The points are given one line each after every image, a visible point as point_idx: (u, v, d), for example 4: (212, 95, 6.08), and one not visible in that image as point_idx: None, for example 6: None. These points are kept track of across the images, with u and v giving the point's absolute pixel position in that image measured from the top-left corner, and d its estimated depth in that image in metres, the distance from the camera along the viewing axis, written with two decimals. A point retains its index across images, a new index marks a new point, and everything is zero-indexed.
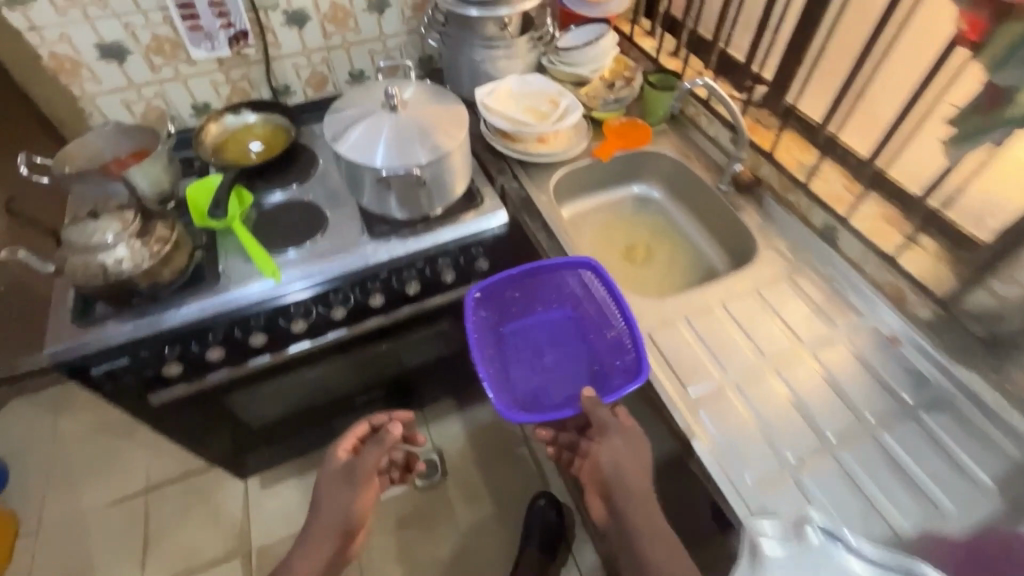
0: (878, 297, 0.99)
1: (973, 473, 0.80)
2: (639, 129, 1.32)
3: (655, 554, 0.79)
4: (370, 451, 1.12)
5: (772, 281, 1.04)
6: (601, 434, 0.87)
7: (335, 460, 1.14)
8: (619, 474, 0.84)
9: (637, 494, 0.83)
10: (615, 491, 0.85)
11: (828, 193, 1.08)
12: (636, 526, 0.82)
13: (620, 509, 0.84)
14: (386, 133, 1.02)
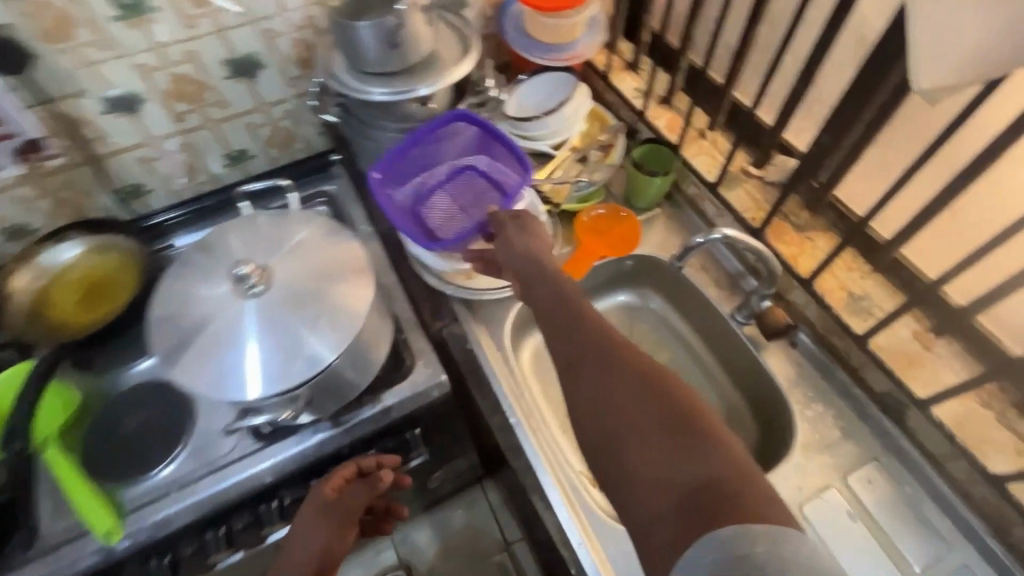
0: (971, 517, 0.70)
1: None
2: (625, 222, 0.97)
3: (613, 380, 0.52)
4: (364, 488, 0.80)
5: (820, 487, 0.75)
6: (516, 252, 0.70)
7: (318, 498, 0.77)
8: (555, 309, 0.61)
9: (562, 316, 0.59)
10: (554, 327, 0.59)
11: (893, 346, 0.77)
12: (576, 342, 0.56)
13: (546, 305, 0.62)
14: (244, 333, 0.69)
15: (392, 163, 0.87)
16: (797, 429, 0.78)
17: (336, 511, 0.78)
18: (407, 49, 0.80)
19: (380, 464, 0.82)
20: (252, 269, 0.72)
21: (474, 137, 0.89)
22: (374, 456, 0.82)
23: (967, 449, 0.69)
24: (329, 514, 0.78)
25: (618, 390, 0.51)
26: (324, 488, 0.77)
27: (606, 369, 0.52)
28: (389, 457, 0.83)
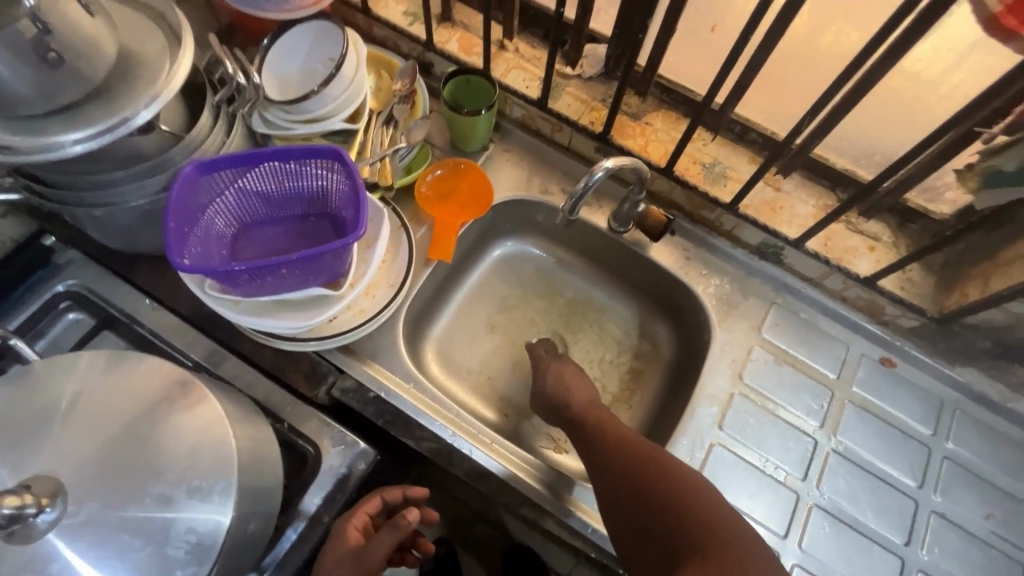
0: (851, 315, 0.81)
1: (1008, 490, 0.74)
2: (468, 173, 0.85)
3: (627, 461, 0.65)
4: (390, 534, 0.61)
5: (745, 351, 0.79)
6: (538, 374, 0.80)
7: (337, 547, 0.62)
8: (564, 383, 0.78)
9: (572, 391, 0.77)
10: (577, 409, 0.74)
11: (754, 201, 0.80)
12: (590, 418, 0.73)
13: (555, 381, 0.78)
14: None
15: (173, 234, 0.60)
16: (709, 310, 0.81)
17: (358, 561, 0.60)
18: (77, 62, 0.51)
19: (406, 496, 0.70)
20: (22, 497, 0.43)
21: (235, 159, 0.64)
22: (400, 488, 0.71)
23: (838, 266, 0.77)
24: (352, 567, 0.60)
25: (627, 465, 0.65)
26: (345, 529, 0.64)
27: (629, 450, 0.66)
28: (417, 488, 0.72)
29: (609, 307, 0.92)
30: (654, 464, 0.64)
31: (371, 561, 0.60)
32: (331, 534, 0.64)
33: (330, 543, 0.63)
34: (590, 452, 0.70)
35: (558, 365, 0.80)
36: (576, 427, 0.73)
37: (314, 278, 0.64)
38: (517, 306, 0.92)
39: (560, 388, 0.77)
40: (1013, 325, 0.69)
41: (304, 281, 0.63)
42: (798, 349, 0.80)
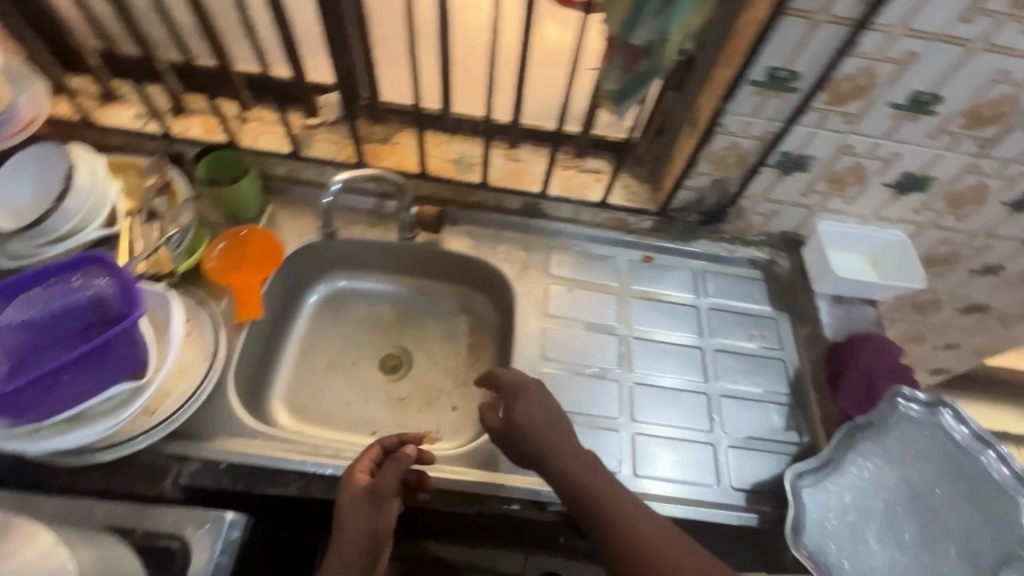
0: (610, 233, 1.01)
1: (756, 312, 0.98)
2: (252, 237, 0.89)
3: (620, 512, 0.68)
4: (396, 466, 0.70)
5: (544, 292, 0.94)
6: (506, 408, 0.76)
7: (352, 488, 0.69)
8: (535, 422, 0.75)
9: (544, 430, 0.74)
10: (552, 449, 0.73)
11: (502, 175, 0.97)
12: (568, 462, 0.72)
13: (525, 420, 0.75)
14: None
15: None
16: (503, 272, 0.96)
17: (375, 495, 0.68)
18: None
19: (402, 440, 0.75)
20: None
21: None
22: (395, 436, 0.75)
23: (580, 201, 0.97)
24: (369, 500, 0.68)
25: (623, 515, 0.68)
26: (352, 475, 0.70)
27: (619, 499, 0.69)
28: (412, 433, 0.76)
29: (433, 305, 1.02)
30: (646, 514, 0.68)
31: (385, 490, 0.68)
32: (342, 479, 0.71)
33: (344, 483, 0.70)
34: (573, 496, 0.71)
35: (520, 398, 0.77)
36: (552, 471, 0.72)
37: (115, 372, 0.65)
38: (354, 336, 0.99)
39: (534, 428, 0.74)
40: (702, 196, 0.92)
41: (94, 378, 0.63)
42: (583, 274, 0.98)
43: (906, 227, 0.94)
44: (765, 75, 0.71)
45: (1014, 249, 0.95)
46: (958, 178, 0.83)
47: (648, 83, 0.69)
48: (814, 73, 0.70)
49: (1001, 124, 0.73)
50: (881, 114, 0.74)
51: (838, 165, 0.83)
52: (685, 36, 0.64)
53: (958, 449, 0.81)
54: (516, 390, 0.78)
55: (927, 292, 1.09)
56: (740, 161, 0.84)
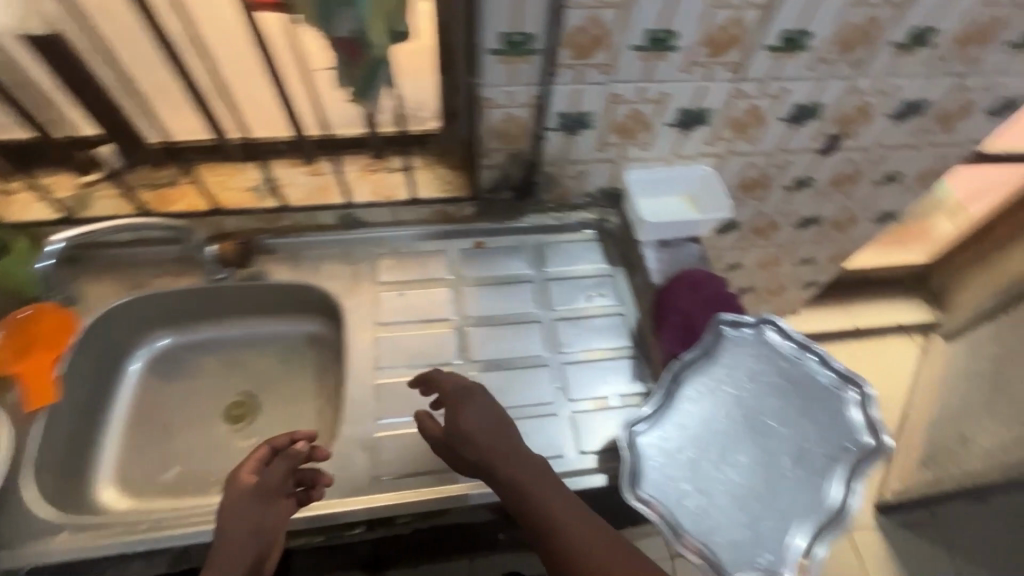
0: (435, 227, 0.99)
1: (593, 272, 0.98)
2: (42, 316, 0.82)
3: (567, 522, 0.65)
4: (286, 465, 0.68)
5: (375, 301, 0.91)
6: (455, 421, 0.70)
7: (236, 492, 0.65)
8: (480, 427, 0.70)
9: (489, 434, 0.69)
10: (498, 456, 0.68)
11: (306, 192, 0.93)
12: (517, 469, 0.68)
13: (471, 428, 0.69)
14: None
15: None
16: (329, 290, 0.92)
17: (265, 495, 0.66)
18: None
19: (293, 437, 0.70)
20: None
21: None
22: (285, 434, 0.71)
23: (393, 202, 0.95)
24: (255, 500, 0.65)
25: (568, 526, 0.65)
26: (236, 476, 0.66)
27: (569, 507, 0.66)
28: (303, 429, 0.71)
29: (277, 338, 0.99)
30: (589, 518, 0.66)
31: (272, 489, 0.67)
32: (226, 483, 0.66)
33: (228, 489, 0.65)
34: (518, 505, 0.67)
35: (472, 409, 0.72)
36: (502, 481, 0.67)
37: None
38: (192, 391, 0.94)
39: (480, 432, 0.69)
40: (507, 173, 0.92)
41: None
42: (414, 275, 0.95)
43: (710, 160, 0.96)
44: (500, 42, 0.70)
45: (814, 160, 1.00)
46: (731, 105, 0.85)
47: (380, 72, 0.67)
48: (545, 32, 0.69)
49: (740, 47, 0.76)
50: (629, 58, 0.75)
51: (616, 115, 0.84)
52: (393, 17, 0.62)
53: (785, 362, 0.84)
54: (464, 397, 0.72)
55: (760, 216, 1.14)
56: (523, 130, 0.84)
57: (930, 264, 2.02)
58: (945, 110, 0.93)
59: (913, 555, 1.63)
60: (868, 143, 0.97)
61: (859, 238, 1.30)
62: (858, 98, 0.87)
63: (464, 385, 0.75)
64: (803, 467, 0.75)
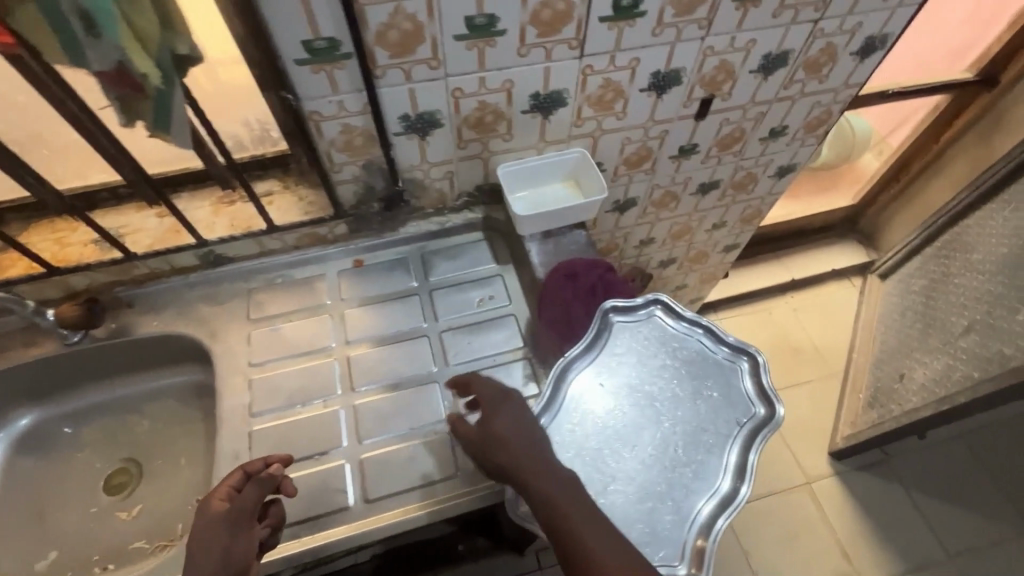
0: (309, 252, 0.93)
1: (481, 275, 0.94)
2: None
3: (596, 544, 0.58)
4: (260, 490, 0.65)
5: (247, 342, 0.86)
6: (493, 423, 0.68)
7: (208, 519, 0.62)
8: (509, 435, 0.67)
9: (518, 438, 0.67)
10: (526, 464, 0.65)
11: (155, 236, 0.87)
12: (549, 481, 0.63)
13: (501, 437, 0.67)
14: None
15: None
16: (197, 336, 0.86)
17: (236, 522, 0.63)
18: None
19: (268, 462, 0.68)
20: None
21: None
22: (260, 459, 0.68)
23: (251, 232, 0.88)
24: (225, 526, 0.62)
25: (595, 546, 0.58)
26: (208, 503, 0.63)
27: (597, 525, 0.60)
28: (278, 453, 0.69)
29: (156, 395, 0.91)
30: (616, 536, 0.60)
31: (242, 515, 0.63)
32: (196, 511, 0.63)
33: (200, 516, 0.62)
34: (543, 518, 0.61)
35: (510, 414, 0.70)
36: (532, 489, 0.63)
37: None
38: (69, 467, 0.87)
39: (510, 435, 0.67)
40: (368, 185, 0.87)
41: None
42: (290, 306, 0.89)
43: (584, 142, 0.93)
44: (305, 51, 0.65)
45: (692, 125, 0.96)
46: (585, 83, 0.81)
47: (170, 101, 0.60)
48: (349, 35, 0.64)
49: (573, 22, 0.71)
50: (455, 50, 0.70)
51: (464, 110, 0.79)
52: (161, 41, 0.56)
53: (675, 341, 0.82)
54: (500, 399, 0.71)
55: (655, 189, 1.11)
56: (368, 139, 0.79)
57: (858, 206, 2.04)
58: (810, 58, 0.90)
59: (873, 496, 1.64)
60: (742, 101, 0.95)
61: (766, 195, 1.28)
62: (717, 58, 0.84)
63: (500, 391, 0.73)
64: (697, 449, 0.73)
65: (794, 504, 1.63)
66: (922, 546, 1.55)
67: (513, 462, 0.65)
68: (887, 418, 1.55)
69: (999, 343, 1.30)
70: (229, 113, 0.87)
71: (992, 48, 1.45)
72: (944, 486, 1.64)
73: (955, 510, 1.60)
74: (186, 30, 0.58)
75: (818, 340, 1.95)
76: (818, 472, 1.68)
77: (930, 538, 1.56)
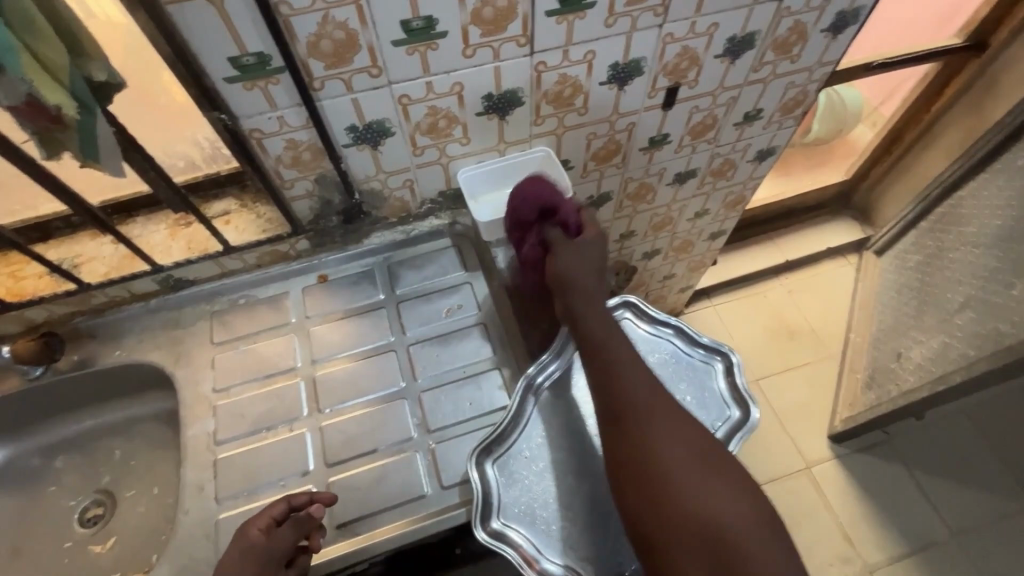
0: (270, 269, 0.90)
1: (449, 283, 0.90)
2: None
3: (630, 383, 0.66)
4: (295, 533, 0.66)
5: (210, 367, 0.83)
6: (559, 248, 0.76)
7: (244, 547, 0.64)
8: (596, 319, 0.71)
9: (584, 287, 0.73)
10: (585, 308, 0.72)
11: (110, 265, 0.85)
12: (599, 325, 0.70)
13: (589, 313, 0.72)
14: None
15: None
16: (159, 363, 0.84)
17: (264, 562, 0.63)
18: None
19: (312, 499, 0.69)
20: None
21: None
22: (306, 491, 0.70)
23: (208, 255, 0.85)
24: (255, 562, 0.63)
25: (630, 389, 0.66)
26: (247, 530, 0.65)
27: (671, 422, 0.63)
28: (323, 491, 0.70)
29: (129, 423, 0.91)
30: (660, 398, 0.65)
31: (273, 557, 0.63)
32: (234, 536, 0.65)
33: (236, 543, 0.64)
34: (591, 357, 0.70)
35: (575, 245, 0.75)
36: (582, 333, 0.71)
37: None
38: (44, 503, 0.87)
39: (570, 273, 0.73)
40: (324, 198, 0.84)
41: None
42: (253, 327, 0.86)
43: (546, 140, 0.89)
44: (233, 68, 0.62)
45: (660, 115, 0.93)
46: (540, 80, 0.78)
47: (91, 130, 0.57)
48: (277, 49, 0.61)
49: (518, 19, 0.67)
50: (395, 56, 0.67)
51: (415, 117, 0.76)
52: (71, 70, 0.53)
53: (648, 345, 0.79)
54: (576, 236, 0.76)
55: (629, 181, 1.07)
56: (315, 153, 0.76)
57: (851, 181, 1.98)
58: (779, 38, 0.86)
59: (874, 478, 1.61)
60: (710, 87, 0.91)
61: (748, 180, 1.24)
62: (678, 45, 0.80)
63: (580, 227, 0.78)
64: None
65: (793, 488, 1.61)
66: (925, 525, 1.53)
67: (562, 278, 0.73)
68: (884, 399, 1.52)
69: (995, 320, 1.27)
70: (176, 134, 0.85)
71: (980, 12, 1.40)
72: (947, 464, 1.61)
73: (959, 488, 1.58)
74: (95, 55, 0.55)
75: (814, 321, 1.91)
76: (817, 456, 1.66)
77: (933, 517, 1.54)
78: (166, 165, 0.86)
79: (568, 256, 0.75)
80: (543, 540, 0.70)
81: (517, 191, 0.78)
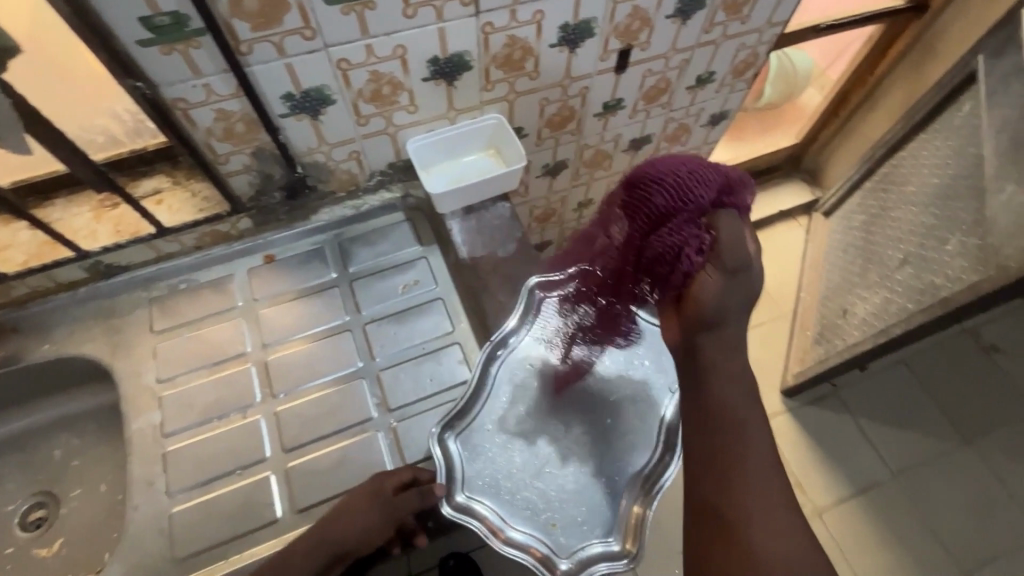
0: (211, 250, 0.85)
1: (404, 259, 0.87)
2: None
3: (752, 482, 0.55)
4: (419, 501, 0.68)
5: (152, 357, 0.79)
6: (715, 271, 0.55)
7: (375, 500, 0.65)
8: (721, 373, 0.58)
9: (721, 340, 0.58)
10: (715, 368, 0.58)
11: (29, 252, 0.78)
12: (729, 396, 0.58)
13: (719, 368, 0.58)
14: None
15: None
16: (94, 355, 0.79)
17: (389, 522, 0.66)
18: None
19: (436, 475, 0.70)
20: None
21: None
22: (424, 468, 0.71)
23: (140, 238, 0.79)
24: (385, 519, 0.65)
25: (748, 490, 0.55)
26: (382, 483, 0.67)
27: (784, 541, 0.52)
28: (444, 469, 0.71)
29: (67, 420, 0.85)
30: (778, 511, 0.54)
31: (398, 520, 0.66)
32: (369, 479, 0.67)
33: (368, 490, 0.66)
34: (707, 430, 0.58)
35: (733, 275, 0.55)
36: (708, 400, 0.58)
37: None
38: None
39: (717, 311, 0.56)
40: (263, 172, 0.79)
41: None
42: (196, 313, 0.82)
43: (498, 107, 0.86)
44: (147, 30, 0.57)
45: (613, 79, 0.91)
46: (488, 43, 0.74)
47: None
48: (195, 8, 0.56)
49: None
50: (329, 16, 0.62)
51: (357, 83, 0.72)
52: None
53: None
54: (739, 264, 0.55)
55: (584, 148, 1.06)
56: (250, 124, 0.71)
57: (802, 145, 2.03)
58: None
59: (823, 427, 1.71)
60: (662, 49, 0.89)
61: (702, 145, 1.25)
62: (628, 5, 0.78)
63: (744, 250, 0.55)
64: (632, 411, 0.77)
65: None
66: (869, 468, 1.64)
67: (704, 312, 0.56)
68: (832, 353, 1.60)
69: (931, 275, 1.34)
70: (92, 106, 0.77)
71: None
72: (887, 411, 1.72)
73: (899, 433, 1.69)
74: None
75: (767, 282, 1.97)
76: (771, 410, 1.74)
77: (876, 461, 1.65)
78: (83, 142, 0.78)
79: (727, 280, 0.55)
80: (508, 510, 0.71)
81: (659, 169, 0.55)
